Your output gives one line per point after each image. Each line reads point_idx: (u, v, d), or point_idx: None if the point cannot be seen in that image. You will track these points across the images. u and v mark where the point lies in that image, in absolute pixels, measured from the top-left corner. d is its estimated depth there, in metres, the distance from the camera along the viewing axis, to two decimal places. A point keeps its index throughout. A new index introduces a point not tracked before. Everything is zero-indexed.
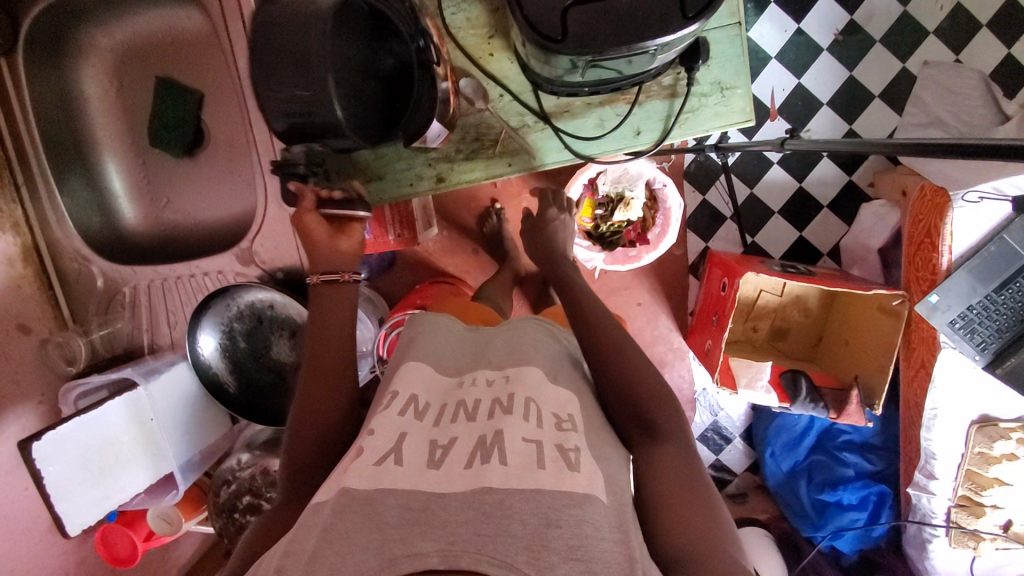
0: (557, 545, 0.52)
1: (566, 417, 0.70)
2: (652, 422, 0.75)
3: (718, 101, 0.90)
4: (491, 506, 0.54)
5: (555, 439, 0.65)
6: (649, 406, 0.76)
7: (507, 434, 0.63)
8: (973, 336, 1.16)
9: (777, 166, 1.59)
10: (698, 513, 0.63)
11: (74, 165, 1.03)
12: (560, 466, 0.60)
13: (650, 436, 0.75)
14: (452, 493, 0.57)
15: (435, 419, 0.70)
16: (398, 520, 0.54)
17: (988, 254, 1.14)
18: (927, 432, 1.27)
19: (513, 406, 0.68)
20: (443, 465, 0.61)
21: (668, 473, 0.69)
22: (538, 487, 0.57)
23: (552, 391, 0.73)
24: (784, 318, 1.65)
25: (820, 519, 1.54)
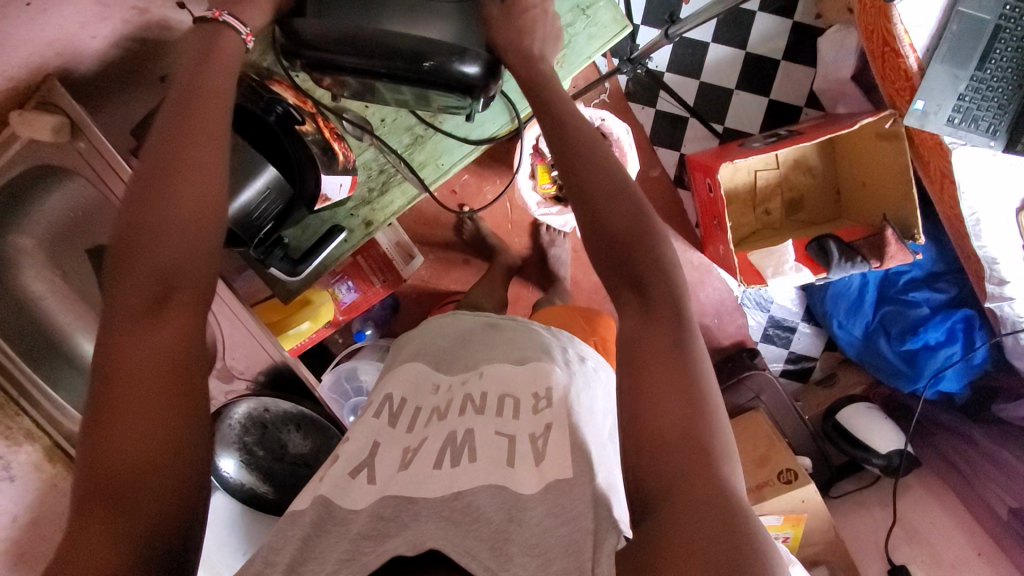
0: (517, 541, 0.50)
1: (544, 394, 0.69)
2: (644, 282, 0.62)
3: (586, 24, 0.87)
4: (460, 514, 0.53)
5: (528, 429, 0.64)
6: (645, 268, 0.62)
7: (476, 434, 0.64)
8: (978, 124, 1.04)
9: (713, 44, 1.47)
10: (677, 411, 0.54)
11: (51, 363, 0.98)
12: (528, 463, 0.59)
13: (642, 300, 0.61)
14: (424, 500, 0.56)
15: (408, 423, 0.70)
16: (367, 530, 0.52)
17: (954, 34, 1.01)
18: (978, 240, 1.13)
19: (485, 405, 0.69)
20: (413, 466, 0.61)
21: (654, 367, 0.57)
22: (507, 483, 0.56)
23: (519, 373, 0.73)
24: (793, 187, 1.53)
25: (914, 369, 1.43)
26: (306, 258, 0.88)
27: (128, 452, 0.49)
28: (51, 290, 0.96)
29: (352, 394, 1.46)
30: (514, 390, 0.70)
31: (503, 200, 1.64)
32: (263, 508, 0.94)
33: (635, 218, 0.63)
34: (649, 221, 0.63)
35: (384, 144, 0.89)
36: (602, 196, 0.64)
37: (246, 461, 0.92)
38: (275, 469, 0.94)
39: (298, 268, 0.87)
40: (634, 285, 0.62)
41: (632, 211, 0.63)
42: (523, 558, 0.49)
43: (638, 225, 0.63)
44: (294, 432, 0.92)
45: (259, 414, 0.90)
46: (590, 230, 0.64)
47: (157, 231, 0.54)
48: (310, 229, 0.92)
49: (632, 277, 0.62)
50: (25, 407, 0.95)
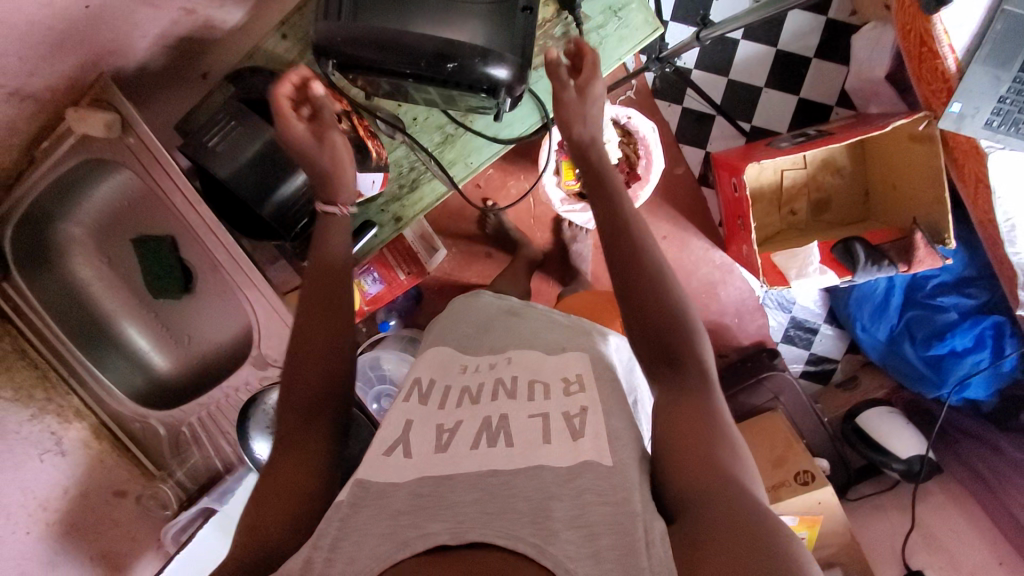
0: (560, 514, 0.54)
1: (575, 379, 0.73)
2: (676, 352, 0.70)
3: (617, 25, 0.88)
4: (496, 487, 0.58)
5: (561, 408, 0.68)
6: (674, 337, 0.71)
7: (511, 418, 0.67)
8: (1019, 127, 1.02)
9: (743, 41, 1.45)
10: (704, 446, 0.62)
11: (98, 345, 1.03)
12: (566, 438, 0.63)
13: (676, 367, 0.70)
14: (460, 474, 0.60)
15: (438, 401, 0.73)
16: (407, 505, 0.56)
17: (997, 34, 0.99)
18: (1012, 247, 1.12)
19: (516, 390, 0.72)
20: (450, 447, 0.64)
21: (683, 412, 0.66)
22: (541, 462, 0.60)
23: (554, 362, 0.77)
24: (819, 188, 1.52)
25: (939, 375, 1.41)
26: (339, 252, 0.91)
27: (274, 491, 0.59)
28: (99, 277, 1.04)
29: (376, 382, 1.52)
30: (545, 375, 0.75)
31: (527, 195, 1.66)
32: None
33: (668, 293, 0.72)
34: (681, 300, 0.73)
35: (416, 142, 0.91)
36: (639, 271, 0.73)
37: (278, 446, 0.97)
38: None
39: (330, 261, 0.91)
40: (669, 356, 0.71)
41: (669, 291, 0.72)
42: (569, 532, 0.52)
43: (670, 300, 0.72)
44: None
45: None
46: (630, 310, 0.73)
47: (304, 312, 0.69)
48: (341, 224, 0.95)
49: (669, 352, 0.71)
50: (73, 384, 0.99)
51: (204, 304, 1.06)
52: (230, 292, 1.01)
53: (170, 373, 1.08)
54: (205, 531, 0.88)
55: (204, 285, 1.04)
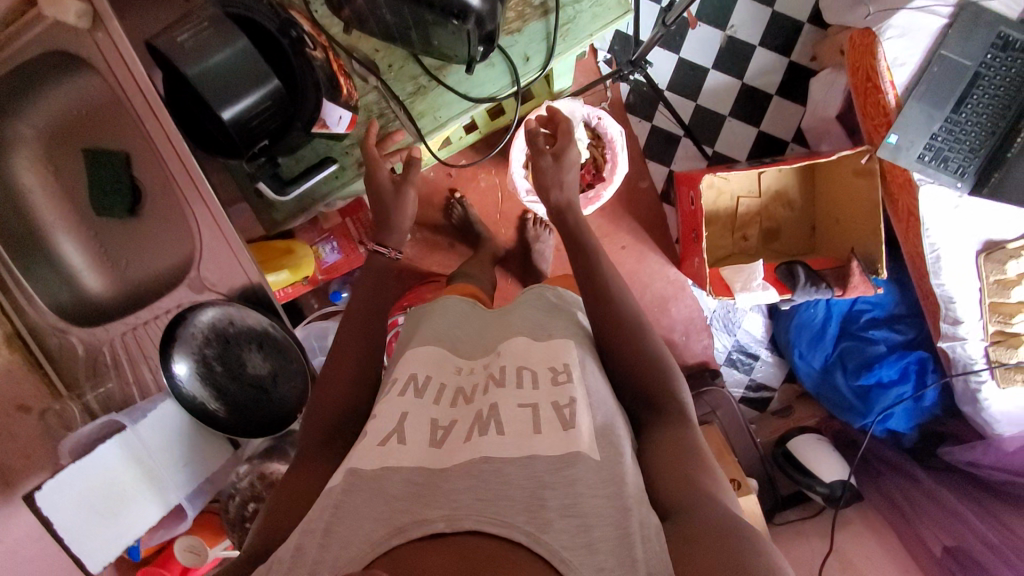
0: (552, 504, 0.62)
1: (561, 367, 0.81)
2: (651, 397, 0.87)
3: (592, 2, 0.91)
4: (489, 472, 0.65)
5: (551, 399, 0.75)
6: (646, 381, 0.87)
7: (501, 407, 0.75)
8: (947, 164, 1.12)
9: (713, 70, 1.55)
10: (684, 466, 0.75)
11: (28, 253, 0.99)
12: (555, 427, 0.71)
13: (654, 411, 0.86)
14: (453, 466, 0.68)
15: (434, 396, 0.81)
16: (402, 492, 0.65)
17: (933, 76, 1.09)
18: (937, 278, 1.19)
19: (506, 379, 0.79)
20: (444, 443, 0.73)
21: (666, 441, 0.80)
22: (532, 452, 0.68)
23: (539, 351, 0.84)
24: (771, 217, 1.60)
25: (865, 405, 1.47)
26: (295, 182, 0.93)
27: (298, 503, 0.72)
28: (41, 184, 1.00)
29: (319, 353, 1.48)
30: (532, 363, 0.82)
31: (496, 190, 1.70)
32: (216, 428, 0.92)
33: (643, 352, 0.90)
34: (656, 356, 0.90)
35: (388, 89, 0.94)
36: (629, 333, 0.92)
37: (201, 375, 0.92)
38: (230, 388, 0.93)
39: (286, 190, 0.93)
40: (647, 402, 0.87)
41: (649, 353, 0.90)
42: (560, 520, 0.61)
43: (646, 357, 0.89)
44: (255, 350, 0.93)
45: (224, 325, 0.91)
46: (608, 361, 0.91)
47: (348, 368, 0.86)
48: (302, 155, 0.95)
49: (648, 400, 0.87)
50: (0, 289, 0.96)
51: (149, 229, 1.02)
52: (179, 215, 0.99)
53: (101, 295, 1.02)
54: (111, 445, 0.82)
55: (151, 210, 1.00)
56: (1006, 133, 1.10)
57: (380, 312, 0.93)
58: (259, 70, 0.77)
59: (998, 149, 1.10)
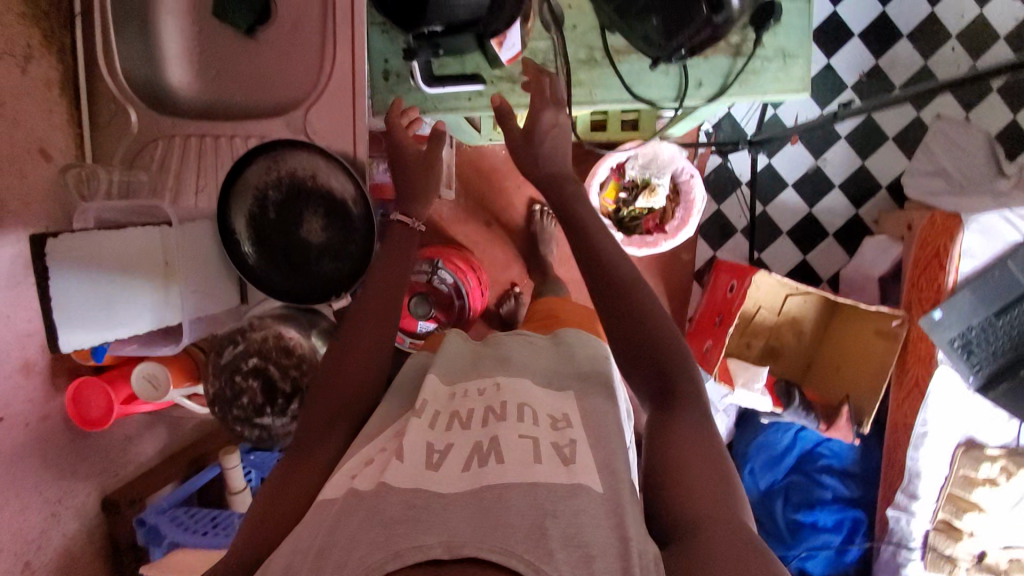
0: (554, 534, 0.52)
1: (561, 417, 0.69)
2: (666, 388, 0.73)
3: (779, 67, 0.93)
4: (489, 501, 0.55)
5: (551, 436, 0.65)
6: (665, 366, 0.74)
7: (501, 438, 0.64)
8: (969, 357, 1.21)
9: (791, 188, 1.64)
10: (705, 470, 0.62)
11: (125, 9, 0.89)
12: (556, 461, 0.61)
13: (665, 404, 0.72)
14: (451, 494, 0.57)
15: (431, 420, 0.70)
16: (398, 515, 0.54)
17: (993, 278, 1.18)
18: (915, 449, 1.27)
19: (506, 411, 0.68)
20: (442, 466, 0.61)
21: (683, 436, 0.66)
22: (535, 480, 0.58)
23: (549, 396, 0.73)
24: (778, 338, 1.66)
25: (793, 539, 1.52)
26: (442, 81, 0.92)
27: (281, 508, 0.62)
28: None
29: None
30: (537, 404, 0.71)
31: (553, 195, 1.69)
32: (241, 270, 0.86)
33: (660, 332, 0.76)
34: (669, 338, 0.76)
35: (564, 45, 0.94)
36: (639, 297, 0.78)
37: (252, 215, 0.85)
38: (273, 240, 0.86)
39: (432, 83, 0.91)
40: (659, 392, 0.73)
41: (663, 328, 0.76)
42: (565, 552, 0.51)
43: (666, 339, 0.76)
44: (318, 217, 0.86)
45: (304, 175, 0.83)
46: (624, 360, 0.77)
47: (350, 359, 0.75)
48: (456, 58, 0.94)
49: (662, 395, 0.73)
50: (79, 25, 0.87)
51: (262, 52, 0.94)
52: (303, 49, 0.92)
53: (178, 89, 0.93)
54: (134, 232, 0.74)
55: (273, 37, 0.93)
56: None
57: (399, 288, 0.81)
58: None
59: (1016, 362, 1.19)
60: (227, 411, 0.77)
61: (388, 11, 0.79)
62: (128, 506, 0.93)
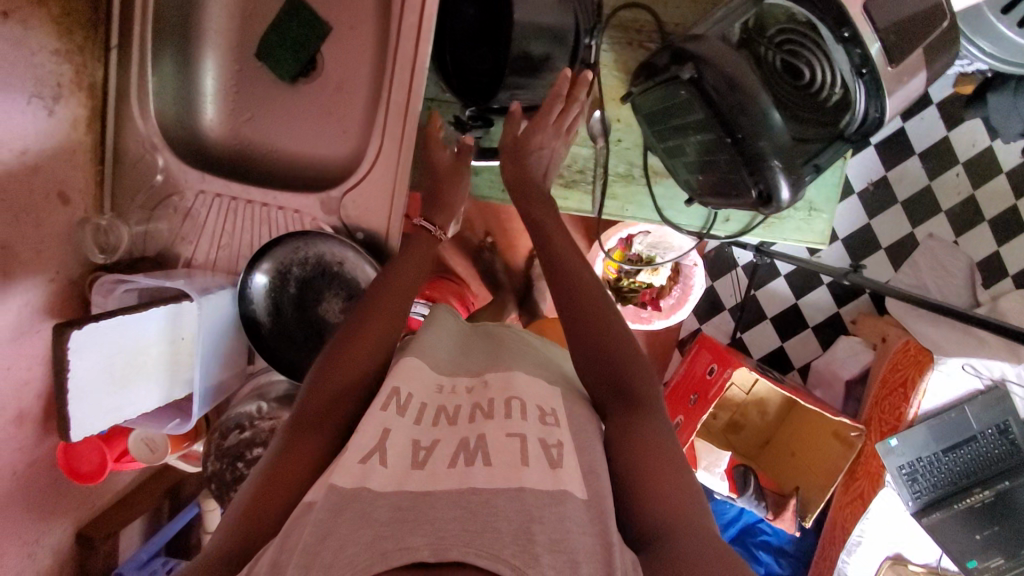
0: (541, 539, 0.50)
1: (550, 412, 0.68)
2: (630, 390, 0.72)
3: (803, 218, 0.97)
4: (478, 507, 0.52)
5: (539, 435, 0.63)
6: (626, 373, 0.74)
7: (489, 438, 0.62)
8: (913, 484, 1.30)
9: (783, 278, 1.71)
10: (672, 474, 0.64)
11: (163, 44, 0.85)
12: (544, 464, 0.58)
13: (632, 407, 0.72)
14: (439, 492, 0.55)
15: (416, 415, 0.67)
16: (387, 519, 0.52)
17: (947, 418, 1.29)
18: (847, 554, 1.37)
19: (493, 410, 0.66)
20: (427, 465, 0.60)
21: (650, 443, 0.67)
22: (522, 485, 0.55)
23: (535, 388, 0.70)
24: (743, 414, 1.74)
25: None
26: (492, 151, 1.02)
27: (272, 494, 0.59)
28: None
29: None
30: (523, 394, 0.68)
31: None
32: (250, 334, 0.84)
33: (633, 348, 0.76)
34: (637, 347, 0.77)
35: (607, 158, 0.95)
36: (614, 315, 0.78)
37: (273, 287, 0.83)
38: (285, 313, 0.85)
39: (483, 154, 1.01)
40: (625, 395, 0.72)
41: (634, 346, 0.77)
42: (550, 558, 0.48)
43: (632, 351, 0.76)
44: (337, 299, 0.86)
45: (332, 261, 0.83)
46: (602, 359, 0.75)
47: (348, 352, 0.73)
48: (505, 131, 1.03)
49: (628, 396, 0.72)
50: (112, 59, 0.82)
51: (305, 107, 0.92)
52: (345, 116, 0.92)
53: (209, 133, 0.91)
54: (158, 313, 0.73)
55: (320, 94, 0.92)
56: (961, 487, 1.31)
57: (405, 285, 0.81)
58: (559, 31, 0.79)
59: (949, 495, 1.31)
60: (222, 493, 0.79)
61: (455, 83, 0.89)
62: (102, 542, 0.93)
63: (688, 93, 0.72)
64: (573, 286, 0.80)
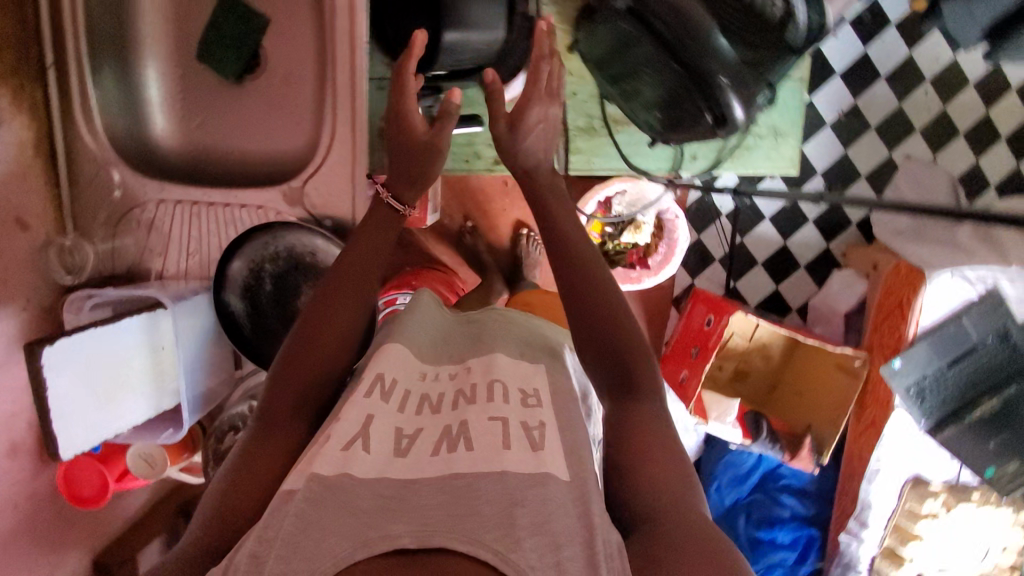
0: (522, 522, 0.53)
1: (532, 392, 0.71)
2: (630, 382, 0.76)
3: (770, 145, 0.98)
4: (460, 490, 0.56)
5: (521, 417, 0.66)
6: (630, 366, 0.77)
7: (472, 422, 0.65)
8: (922, 402, 1.31)
9: (767, 221, 1.69)
10: (664, 462, 0.67)
11: (101, 57, 0.84)
12: (524, 446, 0.62)
13: (630, 397, 0.75)
14: (423, 480, 0.59)
15: (400, 401, 0.69)
16: (370, 506, 0.55)
17: (946, 332, 1.28)
18: (868, 483, 1.37)
19: (476, 393, 0.70)
20: (411, 453, 0.63)
21: (643, 433, 0.71)
22: (504, 469, 0.58)
23: (518, 367, 0.74)
24: (746, 363, 1.70)
25: (753, 554, 1.62)
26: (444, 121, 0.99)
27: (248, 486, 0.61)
28: None
29: None
30: (504, 375, 0.72)
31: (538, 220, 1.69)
32: (233, 337, 0.85)
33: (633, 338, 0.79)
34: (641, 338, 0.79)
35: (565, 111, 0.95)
36: (610, 298, 0.80)
37: (247, 285, 0.83)
38: (265, 312, 0.85)
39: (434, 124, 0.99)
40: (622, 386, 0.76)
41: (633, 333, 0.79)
42: (531, 540, 0.52)
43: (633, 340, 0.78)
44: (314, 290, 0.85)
45: (303, 252, 0.82)
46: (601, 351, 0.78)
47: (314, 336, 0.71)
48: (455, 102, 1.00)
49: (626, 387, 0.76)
50: (50, 80, 0.81)
51: (253, 104, 0.91)
52: (296, 107, 0.90)
53: (162, 143, 0.90)
54: (132, 324, 0.73)
55: (269, 91, 0.91)
56: (971, 399, 1.30)
57: (364, 253, 0.76)
58: None
59: (961, 409, 1.31)
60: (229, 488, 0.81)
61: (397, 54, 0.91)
62: (117, 567, 0.94)
63: (629, 26, 0.70)
64: (575, 282, 0.81)
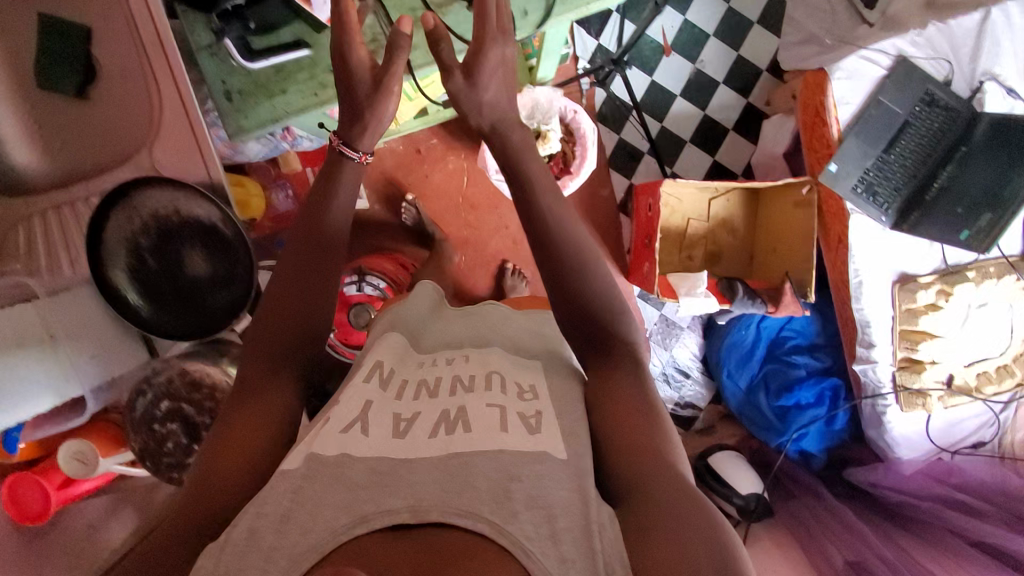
0: (519, 496, 0.53)
1: (529, 386, 0.70)
2: (608, 346, 0.76)
3: None
4: (455, 467, 0.55)
5: (518, 406, 0.65)
6: (604, 328, 0.77)
7: (470, 407, 0.64)
8: (875, 198, 1.24)
9: (680, 97, 1.67)
10: (645, 428, 0.65)
11: None
12: (522, 431, 0.61)
13: (610, 361, 0.74)
14: (420, 458, 0.57)
15: (396, 390, 0.69)
16: (365, 481, 0.54)
17: (869, 117, 1.23)
18: (857, 302, 1.30)
19: (471, 381, 0.69)
20: (408, 435, 0.61)
21: (628, 400, 0.69)
22: (501, 447, 0.58)
23: (516, 367, 0.74)
24: (715, 242, 1.65)
25: (783, 424, 1.52)
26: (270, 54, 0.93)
27: (224, 470, 0.60)
28: None
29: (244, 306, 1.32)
30: (503, 373, 0.72)
31: (462, 173, 1.69)
32: (134, 321, 0.86)
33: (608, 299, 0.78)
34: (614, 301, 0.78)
35: (385, 12, 0.95)
36: (569, 252, 0.79)
37: (132, 266, 0.85)
38: (159, 285, 0.86)
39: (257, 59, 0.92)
40: (601, 348, 0.75)
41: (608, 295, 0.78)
42: (527, 513, 0.51)
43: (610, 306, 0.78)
44: (194, 250, 0.86)
45: (163, 211, 0.83)
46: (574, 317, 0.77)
47: (289, 330, 0.74)
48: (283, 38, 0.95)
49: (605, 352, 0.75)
50: None
51: (100, 111, 0.93)
52: (137, 99, 0.91)
53: (30, 171, 0.95)
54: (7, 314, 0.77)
55: (103, 94, 0.93)
56: (925, 178, 1.24)
57: (329, 248, 0.80)
58: None
59: (918, 192, 1.24)
60: (157, 462, 0.84)
61: None
62: None
63: None
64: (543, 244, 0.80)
